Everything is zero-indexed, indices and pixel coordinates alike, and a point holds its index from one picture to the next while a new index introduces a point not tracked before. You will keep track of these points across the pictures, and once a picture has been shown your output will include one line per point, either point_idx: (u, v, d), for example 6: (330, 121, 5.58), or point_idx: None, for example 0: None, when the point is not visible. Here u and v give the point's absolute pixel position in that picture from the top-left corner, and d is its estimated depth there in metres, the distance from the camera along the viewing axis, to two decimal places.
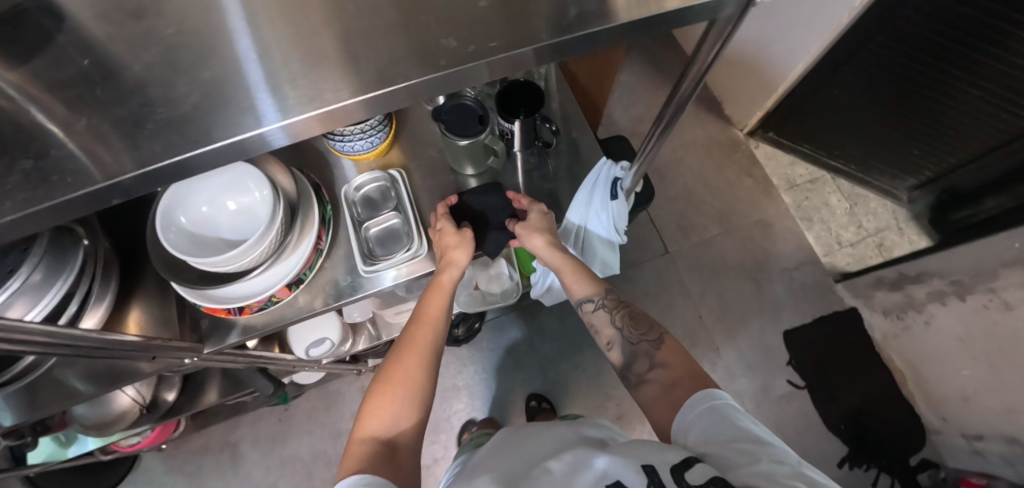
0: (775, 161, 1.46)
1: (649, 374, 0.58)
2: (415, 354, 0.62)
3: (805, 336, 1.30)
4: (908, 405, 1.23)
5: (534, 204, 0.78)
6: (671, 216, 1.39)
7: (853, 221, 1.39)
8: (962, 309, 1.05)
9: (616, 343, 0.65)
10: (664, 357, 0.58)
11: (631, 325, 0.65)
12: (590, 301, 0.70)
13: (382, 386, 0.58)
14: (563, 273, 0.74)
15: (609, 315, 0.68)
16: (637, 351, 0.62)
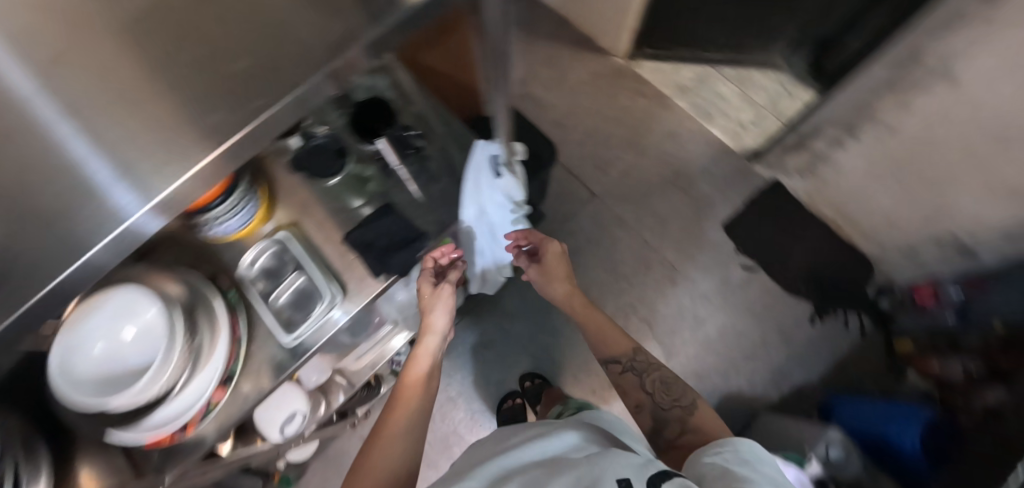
0: (661, 73, 1.50)
1: (682, 436, 0.70)
2: (400, 415, 0.68)
3: (743, 222, 1.36)
4: (849, 245, 1.33)
5: (549, 245, 0.96)
6: (586, 161, 1.42)
7: (749, 101, 1.45)
8: (860, 148, 1.12)
9: (646, 409, 0.78)
10: (694, 420, 0.70)
11: (660, 393, 0.78)
12: (615, 359, 0.84)
13: (371, 445, 0.63)
14: (587, 322, 0.90)
15: (639, 377, 0.81)
16: (670, 415, 0.74)
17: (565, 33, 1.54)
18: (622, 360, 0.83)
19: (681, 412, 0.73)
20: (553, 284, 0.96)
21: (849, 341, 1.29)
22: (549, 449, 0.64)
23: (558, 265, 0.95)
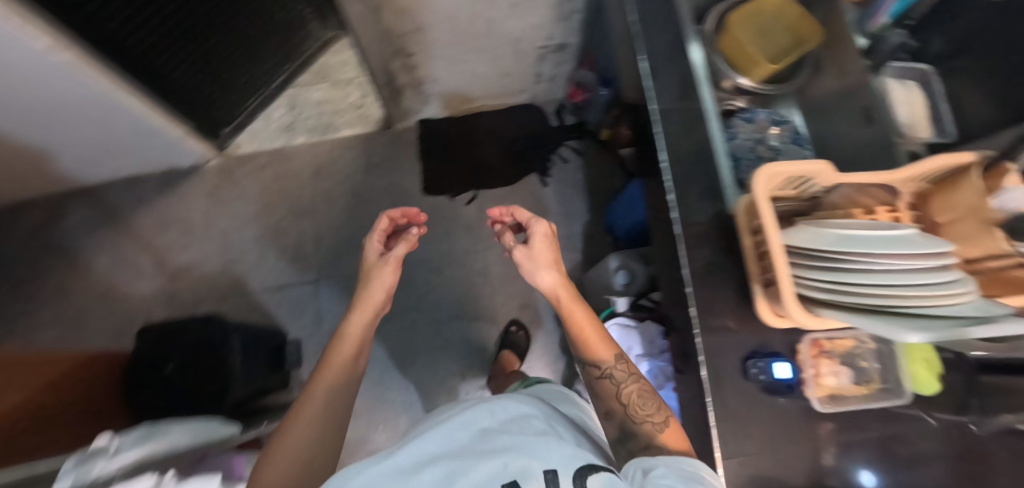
0: (259, 135, 1.39)
1: (648, 449, 0.60)
2: (329, 383, 0.61)
3: (434, 171, 1.37)
4: (511, 108, 1.41)
5: (540, 226, 0.81)
6: (277, 262, 1.29)
7: (342, 83, 1.40)
8: (422, 56, 1.12)
9: (617, 418, 0.67)
10: (665, 439, 0.60)
11: (637, 401, 0.66)
12: (596, 366, 0.72)
13: (301, 412, 0.56)
14: (570, 324, 0.76)
15: (616, 389, 0.68)
16: (640, 429, 0.63)
17: (148, 182, 1.34)
18: (602, 367, 0.71)
19: (653, 429, 0.62)
20: (542, 270, 0.80)
21: (578, 169, 1.39)
22: (466, 414, 0.51)
23: (546, 249, 0.81)
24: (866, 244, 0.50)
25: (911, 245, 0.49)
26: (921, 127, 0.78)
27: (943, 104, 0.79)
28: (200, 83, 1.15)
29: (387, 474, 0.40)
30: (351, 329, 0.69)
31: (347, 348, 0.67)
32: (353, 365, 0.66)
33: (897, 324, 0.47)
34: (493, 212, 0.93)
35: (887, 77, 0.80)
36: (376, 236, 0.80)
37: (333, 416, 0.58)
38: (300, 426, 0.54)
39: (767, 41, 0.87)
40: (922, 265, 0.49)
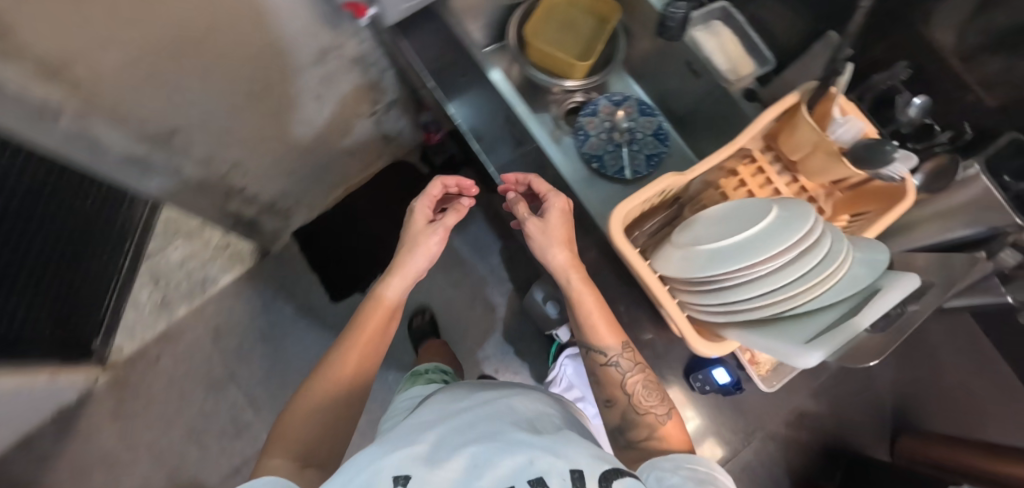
0: (136, 328, 1.24)
1: (647, 442, 0.54)
2: (356, 357, 0.53)
3: (332, 279, 1.30)
4: (377, 175, 1.35)
5: (552, 194, 0.66)
6: (224, 444, 1.19)
7: (196, 233, 1.27)
8: (259, 178, 1.02)
9: (619, 408, 0.59)
10: (666, 432, 0.54)
11: (642, 392, 0.58)
12: (603, 352, 0.60)
13: (331, 371, 0.52)
14: (581, 310, 0.61)
15: (623, 377, 0.59)
16: (639, 420, 0.56)
17: (42, 437, 1.18)
18: (607, 354, 0.60)
19: (654, 421, 0.55)
20: (552, 248, 0.62)
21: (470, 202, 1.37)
22: (486, 407, 0.46)
23: (564, 225, 0.64)
24: (729, 266, 0.47)
25: (771, 242, 0.46)
26: (744, 63, 0.76)
27: (752, 31, 0.77)
28: (44, 334, 0.98)
29: (407, 462, 0.33)
30: (384, 291, 0.57)
31: (386, 297, 0.56)
32: (381, 344, 0.56)
33: (787, 338, 0.44)
34: (506, 179, 0.74)
35: (694, 27, 0.77)
36: (424, 202, 0.62)
37: (359, 380, 0.53)
38: (324, 384, 0.51)
39: (575, 34, 0.86)
40: (792, 258, 0.45)
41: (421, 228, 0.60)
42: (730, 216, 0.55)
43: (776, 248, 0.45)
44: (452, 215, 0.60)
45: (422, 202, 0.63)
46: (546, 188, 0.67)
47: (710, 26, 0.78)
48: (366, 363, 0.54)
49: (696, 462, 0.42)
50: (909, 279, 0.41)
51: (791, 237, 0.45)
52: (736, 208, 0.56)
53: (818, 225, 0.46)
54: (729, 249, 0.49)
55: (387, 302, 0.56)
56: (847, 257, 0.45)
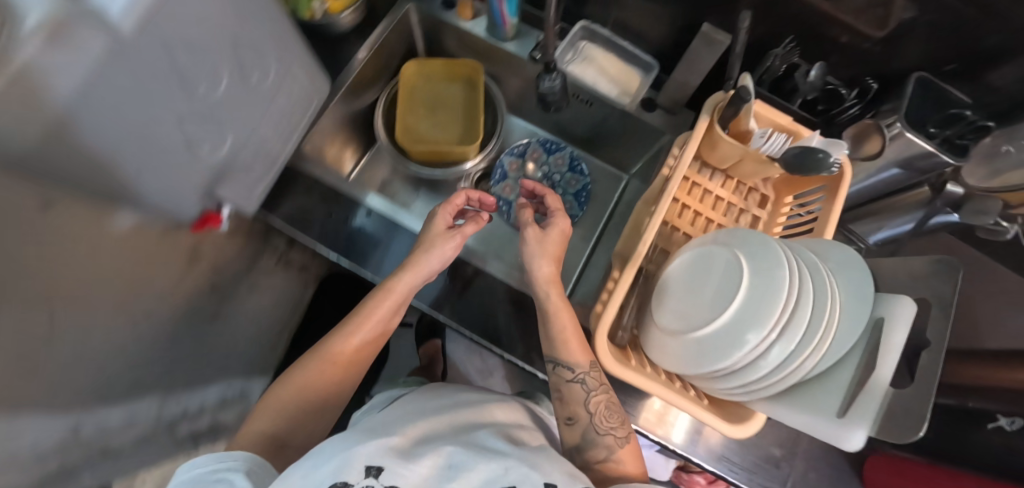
0: None
1: (605, 465, 0.50)
2: (344, 358, 0.54)
3: None
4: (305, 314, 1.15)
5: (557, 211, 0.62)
6: None
7: None
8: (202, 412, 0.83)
9: (581, 427, 0.53)
10: (624, 457, 0.51)
11: (604, 412, 0.53)
12: (570, 368, 0.55)
13: (315, 362, 0.53)
14: (556, 321, 0.56)
15: (586, 395, 0.54)
16: (599, 441, 0.52)
17: None
18: (575, 370, 0.54)
19: (614, 444, 0.51)
20: (539, 260, 0.58)
21: None
22: (453, 412, 0.50)
23: (558, 248, 0.60)
24: (734, 356, 0.44)
25: (762, 315, 0.44)
26: (631, 77, 0.73)
27: (620, 38, 0.73)
28: None
29: (381, 451, 0.38)
30: (370, 314, 0.56)
31: (354, 340, 0.55)
32: (379, 338, 0.58)
33: (810, 405, 0.43)
34: (524, 185, 0.68)
35: (566, 63, 0.72)
36: (444, 209, 0.61)
37: (342, 384, 0.55)
38: (304, 377, 0.52)
39: (448, 109, 0.81)
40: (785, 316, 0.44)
41: (439, 234, 0.59)
42: (700, 279, 0.52)
43: (767, 321, 0.44)
44: (472, 226, 0.60)
45: (444, 215, 0.61)
46: (553, 204, 0.63)
47: (583, 52, 0.73)
48: (359, 363, 0.56)
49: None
50: (905, 306, 0.40)
51: (775, 306, 0.44)
52: (701, 269, 0.53)
53: (791, 280, 0.45)
54: (723, 332, 0.46)
55: (382, 308, 0.57)
56: (833, 302, 0.44)
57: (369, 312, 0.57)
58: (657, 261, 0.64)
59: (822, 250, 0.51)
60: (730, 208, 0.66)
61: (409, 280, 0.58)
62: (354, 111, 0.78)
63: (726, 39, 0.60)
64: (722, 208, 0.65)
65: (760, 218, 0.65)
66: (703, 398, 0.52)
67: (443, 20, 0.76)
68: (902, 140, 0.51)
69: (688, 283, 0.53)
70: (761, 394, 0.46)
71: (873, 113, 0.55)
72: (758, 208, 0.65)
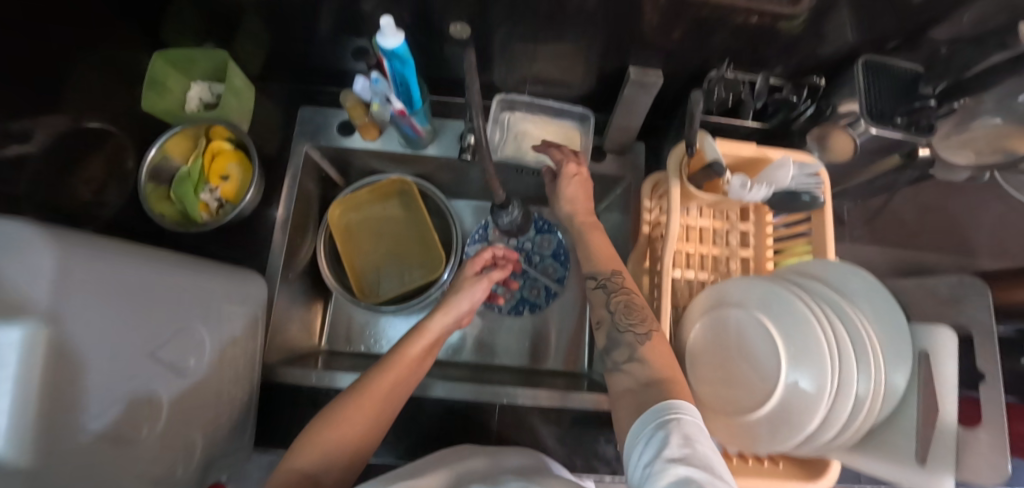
0: None
1: (629, 366, 0.46)
2: (374, 407, 0.46)
3: None
4: None
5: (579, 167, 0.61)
6: None
7: None
8: None
9: (605, 330, 0.51)
10: (649, 354, 0.45)
11: (625, 309, 0.50)
12: (594, 275, 0.54)
13: (337, 415, 0.44)
14: (586, 237, 0.57)
15: (606, 296, 0.51)
16: (622, 341, 0.48)
17: None
18: (597, 276, 0.53)
19: (636, 341, 0.47)
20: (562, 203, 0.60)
21: None
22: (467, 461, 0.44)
23: (574, 191, 0.59)
24: (809, 425, 0.44)
25: (810, 354, 0.45)
26: (570, 132, 0.68)
27: (544, 99, 0.68)
28: None
29: None
30: (400, 355, 0.49)
31: (382, 384, 0.47)
32: (411, 382, 0.50)
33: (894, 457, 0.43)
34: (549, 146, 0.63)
35: (497, 145, 0.67)
36: (472, 264, 0.60)
37: (365, 438, 0.45)
38: (327, 434, 0.43)
39: (390, 231, 0.74)
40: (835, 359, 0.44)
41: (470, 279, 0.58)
42: (731, 349, 0.52)
43: (823, 376, 0.44)
44: (501, 272, 0.58)
45: (475, 265, 0.60)
46: (559, 156, 0.62)
47: (511, 126, 0.68)
48: (384, 412, 0.46)
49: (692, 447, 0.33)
50: (945, 336, 0.41)
51: (823, 360, 0.44)
52: (727, 336, 0.52)
53: (823, 330, 0.46)
54: (784, 402, 0.46)
55: (417, 348, 0.51)
56: (871, 337, 0.45)
57: (401, 351, 0.49)
58: (673, 318, 0.62)
59: (836, 278, 0.51)
60: (717, 233, 0.64)
61: (443, 322, 0.53)
62: (301, 275, 0.71)
63: (658, 80, 0.55)
64: (711, 236, 0.63)
65: (748, 231, 0.64)
66: (779, 463, 0.51)
67: (350, 145, 0.68)
68: (870, 135, 0.50)
69: (722, 355, 0.53)
70: (838, 446, 0.46)
71: (829, 108, 0.53)
72: (742, 223, 0.64)
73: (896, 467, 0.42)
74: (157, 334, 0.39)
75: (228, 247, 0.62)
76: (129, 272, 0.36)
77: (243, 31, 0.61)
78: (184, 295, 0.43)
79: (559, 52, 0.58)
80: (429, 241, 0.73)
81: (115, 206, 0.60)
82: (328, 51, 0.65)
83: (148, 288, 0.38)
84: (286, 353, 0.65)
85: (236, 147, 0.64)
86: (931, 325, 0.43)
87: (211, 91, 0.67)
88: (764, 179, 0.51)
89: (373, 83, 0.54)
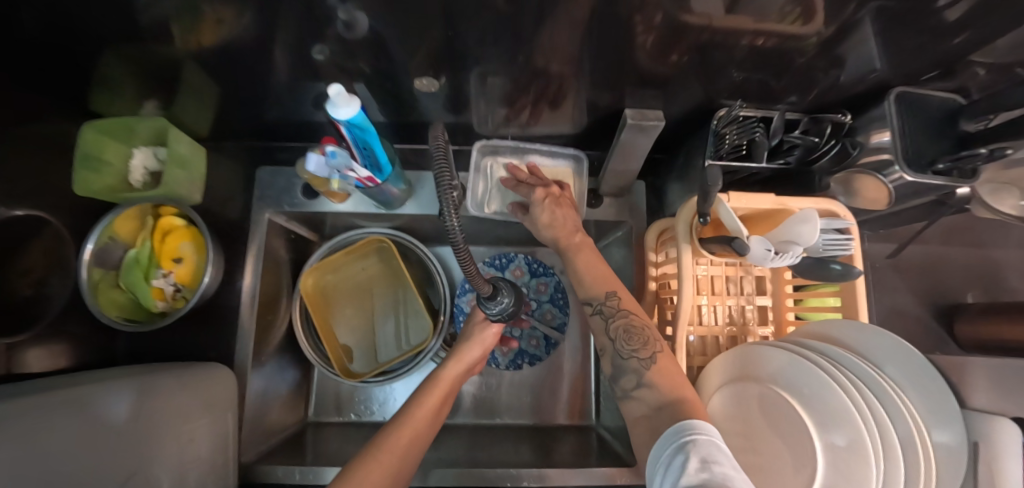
0: None
1: (639, 393, 0.42)
2: (391, 467, 0.44)
3: None
4: None
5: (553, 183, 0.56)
6: None
7: None
8: None
9: (609, 358, 0.47)
10: (657, 378, 0.42)
11: (625, 334, 0.45)
12: (588, 301, 0.49)
13: (354, 476, 0.42)
14: (575, 255, 0.52)
15: (604, 323, 0.47)
16: (626, 367, 0.44)
17: None
18: (590, 302, 0.49)
19: (640, 367, 0.43)
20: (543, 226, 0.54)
21: None
22: None
23: (553, 213, 0.54)
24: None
25: (843, 425, 0.41)
26: (563, 176, 0.62)
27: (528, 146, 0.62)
28: None
29: None
30: (416, 409, 0.50)
31: (399, 439, 0.46)
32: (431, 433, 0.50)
33: None
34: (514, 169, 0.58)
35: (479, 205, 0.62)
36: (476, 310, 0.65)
37: None
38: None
39: (371, 292, 0.70)
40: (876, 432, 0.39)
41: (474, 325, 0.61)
42: (757, 424, 0.47)
43: (865, 457, 0.39)
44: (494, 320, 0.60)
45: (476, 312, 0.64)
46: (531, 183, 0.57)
47: (494, 174, 0.62)
48: (400, 471, 0.44)
49: (711, 467, 0.31)
50: (1009, 433, 0.37)
51: (862, 439, 0.39)
52: (750, 408, 0.48)
53: (857, 405, 0.40)
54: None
55: (432, 397, 0.53)
56: (914, 416, 0.39)
57: (417, 404, 0.51)
58: (689, 380, 0.56)
59: (865, 342, 0.46)
60: (731, 280, 0.58)
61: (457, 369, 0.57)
62: (279, 348, 0.65)
63: (659, 122, 0.48)
64: (725, 286, 0.57)
65: (765, 276, 0.57)
66: None
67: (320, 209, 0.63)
68: (905, 182, 0.44)
69: (749, 431, 0.48)
70: None
71: (856, 147, 0.47)
72: (758, 267, 0.57)
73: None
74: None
75: (193, 337, 0.57)
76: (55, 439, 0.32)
77: (185, 92, 0.54)
78: (128, 441, 0.39)
79: (542, 95, 0.51)
80: (414, 299, 0.69)
81: (59, 299, 0.54)
82: (284, 106, 0.58)
83: (78, 449, 0.34)
84: (267, 441, 0.59)
85: (189, 223, 0.57)
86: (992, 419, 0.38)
87: (156, 157, 0.59)
88: (787, 237, 0.44)
89: (329, 157, 0.47)
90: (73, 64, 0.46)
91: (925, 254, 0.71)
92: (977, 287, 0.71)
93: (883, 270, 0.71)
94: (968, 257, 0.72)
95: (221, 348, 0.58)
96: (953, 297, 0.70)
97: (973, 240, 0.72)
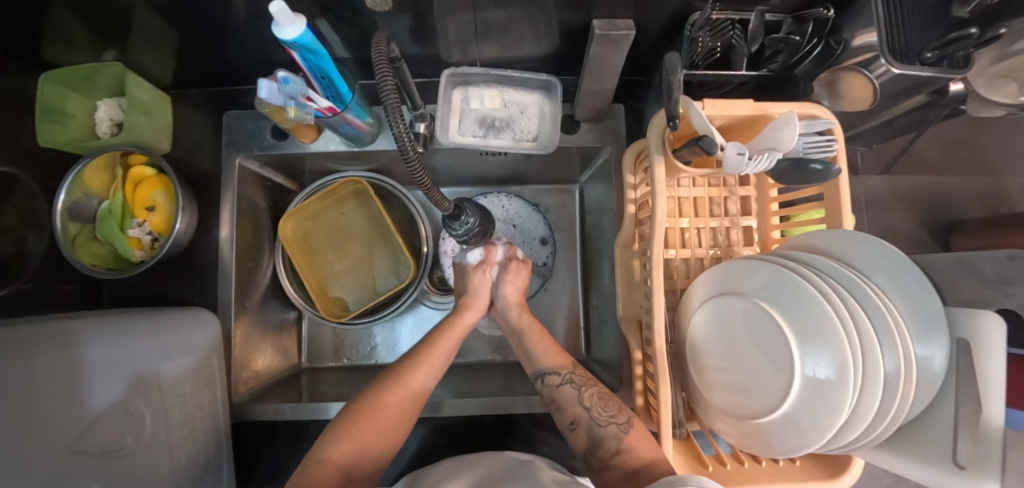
0: None
1: (621, 457, 0.44)
2: (408, 394, 0.48)
3: None
4: None
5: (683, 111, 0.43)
6: None
7: None
8: None
9: (585, 427, 0.49)
10: (635, 442, 0.45)
11: (599, 403, 0.50)
12: (555, 372, 0.53)
13: (369, 404, 0.46)
14: (527, 336, 0.57)
15: (578, 393, 0.51)
16: (606, 434, 0.47)
17: None
18: (561, 372, 0.53)
19: (619, 431, 0.46)
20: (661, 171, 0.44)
21: None
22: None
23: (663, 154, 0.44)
24: (833, 432, 0.38)
25: (812, 314, 0.40)
26: (534, 102, 0.60)
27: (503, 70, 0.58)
28: None
29: None
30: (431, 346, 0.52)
31: (415, 375, 0.49)
32: (439, 362, 0.52)
33: (935, 453, 0.37)
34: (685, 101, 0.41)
35: (444, 136, 0.58)
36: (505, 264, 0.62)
37: (394, 431, 0.46)
38: (358, 425, 0.44)
39: (356, 238, 0.70)
40: (842, 319, 0.39)
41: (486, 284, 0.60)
42: (739, 342, 0.46)
43: (843, 364, 0.38)
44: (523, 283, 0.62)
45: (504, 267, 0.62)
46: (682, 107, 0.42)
47: (464, 105, 0.59)
48: (415, 395, 0.48)
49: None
50: (991, 323, 0.35)
51: (840, 345, 0.38)
52: (734, 326, 0.46)
53: (839, 313, 0.39)
54: (802, 400, 0.40)
55: (440, 347, 0.53)
56: (895, 316, 0.38)
57: (429, 342, 0.53)
58: (673, 304, 0.56)
59: (855, 250, 0.44)
60: (714, 201, 0.56)
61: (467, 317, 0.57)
62: (264, 296, 0.66)
63: (630, 31, 0.45)
64: (705, 208, 0.55)
65: (750, 196, 0.56)
66: (795, 460, 0.46)
67: (289, 151, 0.61)
68: (891, 76, 0.41)
69: (730, 349, 0.46)
70: (867, 446, 0.41)
71: (839, 44, 0.43)
72: (743, 187, 0.56)
73: (932, 473, 0.37)
74: (63, 426, 0.37)
75: (179, 285, 0.59)
76: (19, 371, 0.35)
77: (135, 37, 0.51)
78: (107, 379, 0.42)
79: (503, 16, 0.48)
80: (405, 261, 0.69)
81: (40, 252, 0.55)
82: (241, 47, 0.55)
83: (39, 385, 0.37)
84: (262, 383, 0.62)
85: (160, 172, 0.57)
86: (968, 308, 0.38)
87: (120, 108, 0.57)
88: (767, 144, 0.42)
89: (281, 84, 0.47)
90: (11, 10, 0.44)
91: (919, 171, 0.69)
92: (977, 204, 0.69)
93: (877, 191, 0.69)
94: (969, 176, 0.69)
95: (204, 295, 0.59)
96: (950, 215, 0.68)
97: (978, 154, 0.69)
